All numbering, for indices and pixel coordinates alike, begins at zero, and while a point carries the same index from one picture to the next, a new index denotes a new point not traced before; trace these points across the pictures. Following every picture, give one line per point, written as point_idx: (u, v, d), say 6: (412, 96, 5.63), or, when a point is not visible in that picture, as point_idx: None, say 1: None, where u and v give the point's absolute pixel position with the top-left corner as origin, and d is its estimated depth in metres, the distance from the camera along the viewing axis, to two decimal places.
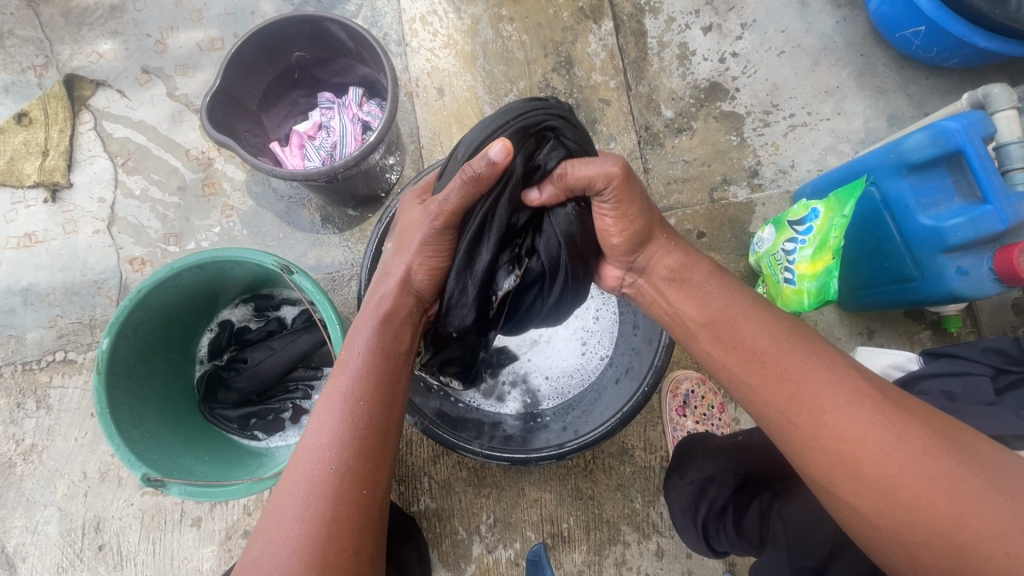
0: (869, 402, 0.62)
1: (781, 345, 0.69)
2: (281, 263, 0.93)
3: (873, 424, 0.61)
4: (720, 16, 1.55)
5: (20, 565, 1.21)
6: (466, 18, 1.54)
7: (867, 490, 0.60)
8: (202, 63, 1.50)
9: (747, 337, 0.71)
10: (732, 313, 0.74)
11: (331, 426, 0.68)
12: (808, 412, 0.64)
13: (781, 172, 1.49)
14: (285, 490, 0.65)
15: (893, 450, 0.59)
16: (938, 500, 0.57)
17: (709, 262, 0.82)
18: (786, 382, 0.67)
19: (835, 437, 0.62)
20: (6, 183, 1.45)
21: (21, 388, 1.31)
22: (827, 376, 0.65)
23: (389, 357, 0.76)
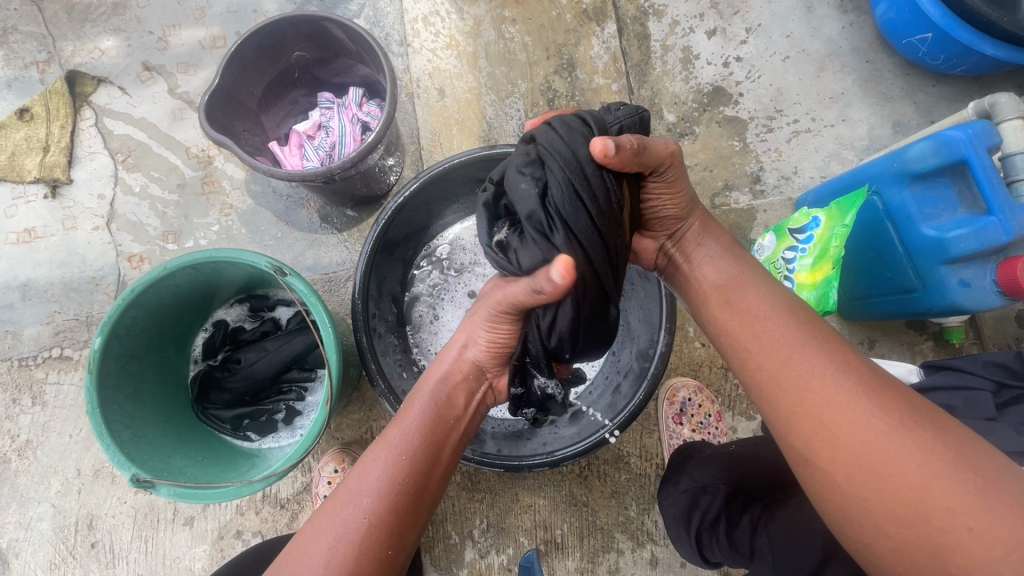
0: (853, 373, 0.63)
1: (783, 314, 0.72)
2: (274, 265, 0.92)
3: (854, 392, 0.61)
4: (725, 20, 1.54)
5: (13, 561, 1.21)
6: (469, 19, 1.53)
7: (841, 456, 0.59)
8: (204, 61, 1.49)
9: (752, 302, 0.75)
10: (732, 283, 0.79)
11: (373, 477, 0.68)
12: (796, 375, 0.65)
13: (784, 178, 1.47)
14: (317, 530, 0.65)
15: (872, 418, 0.59)
16: (905, 469, 0.55)
17: (729, 238, 0.87)
18: (780, 347, 0.68)
19: (818, 401, 0.62)
20: (6, 178, 1.45)
21: (17, 384, 1.31)
22: (818, 348, 0.66)
23: (441, 418, 0.78)
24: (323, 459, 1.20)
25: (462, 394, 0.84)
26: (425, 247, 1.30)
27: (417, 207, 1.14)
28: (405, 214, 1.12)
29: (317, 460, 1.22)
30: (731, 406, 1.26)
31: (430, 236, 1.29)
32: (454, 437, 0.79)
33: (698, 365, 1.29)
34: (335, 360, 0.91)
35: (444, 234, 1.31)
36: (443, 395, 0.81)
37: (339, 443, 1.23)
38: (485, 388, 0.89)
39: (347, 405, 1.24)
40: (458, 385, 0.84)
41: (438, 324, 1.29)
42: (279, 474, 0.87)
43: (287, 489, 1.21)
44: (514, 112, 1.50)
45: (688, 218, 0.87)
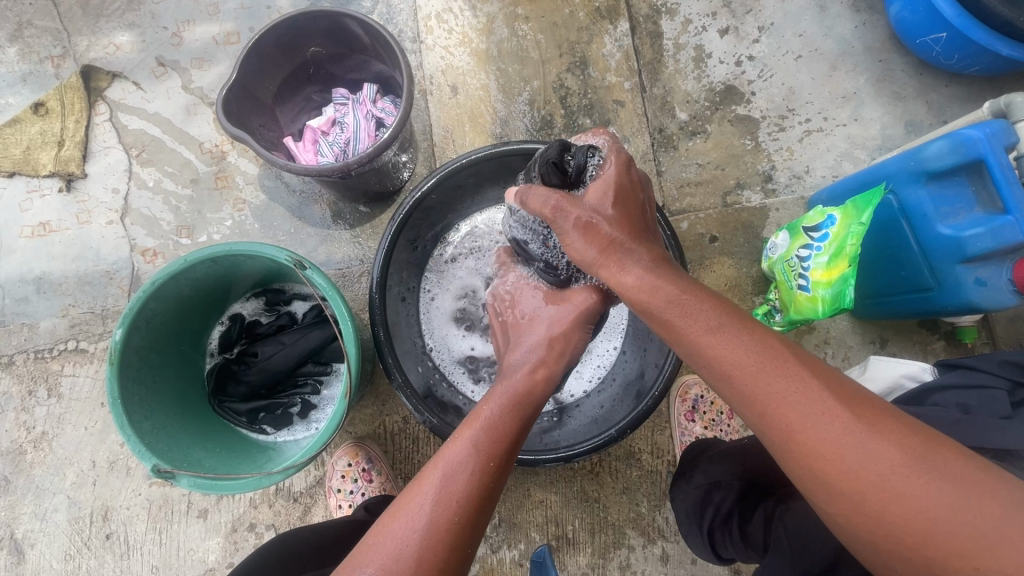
0: (839, 420, 0.58)
1: (749, 364, 0.63)
2: (294, 258, 0.92)
3: (842, 442, 0.57)
4: (737, 19, 1.54)
5: (28, 552, 1.22)
6: (482, 17, 1.53)
7: (838, 503, 0.58)
8: (217, 57, 1.50)
9: (716, 353, 0.65)
10: (691, 334, 0.67)
11: (459, 478, 0.68)
12: (777, 427, 0.61)
13: (795, 177, 1.47)
14: (399, 529, 0.65)
15: (864, 468, 0.56)
16: (905, 516, 0.54)
17: (676, 286, 0.70)
18: (755, 400, 0.62)
19: (804, 452, 0.59)
20: (21, 172, 1.46)
21: (33, 376, 1.32)
22: (794, 396, 0.60)
23: (517, 418, 0.77)
24: (337, 453, 1.21)
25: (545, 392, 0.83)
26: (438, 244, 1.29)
27: (432, 204, 1.15)
28: (422, 209, 1.13)
29: (331, 454, 1.23)
30: None
31: (442, 233, 1.28)
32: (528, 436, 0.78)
33: None
34: (354, 353, 0.92)
35: (456, 231, 1.31)
36: (525, 395, 0.79)
37: (352, 437, 1.24)
38: None
39: (361, 400, 1.25)
40: (543, 384, 0.82)
41: (450, 319, 1.29)
42: (298, 467, 0.87)
43: (300, 483, 1.22)
44: (527, 110, 1.50)
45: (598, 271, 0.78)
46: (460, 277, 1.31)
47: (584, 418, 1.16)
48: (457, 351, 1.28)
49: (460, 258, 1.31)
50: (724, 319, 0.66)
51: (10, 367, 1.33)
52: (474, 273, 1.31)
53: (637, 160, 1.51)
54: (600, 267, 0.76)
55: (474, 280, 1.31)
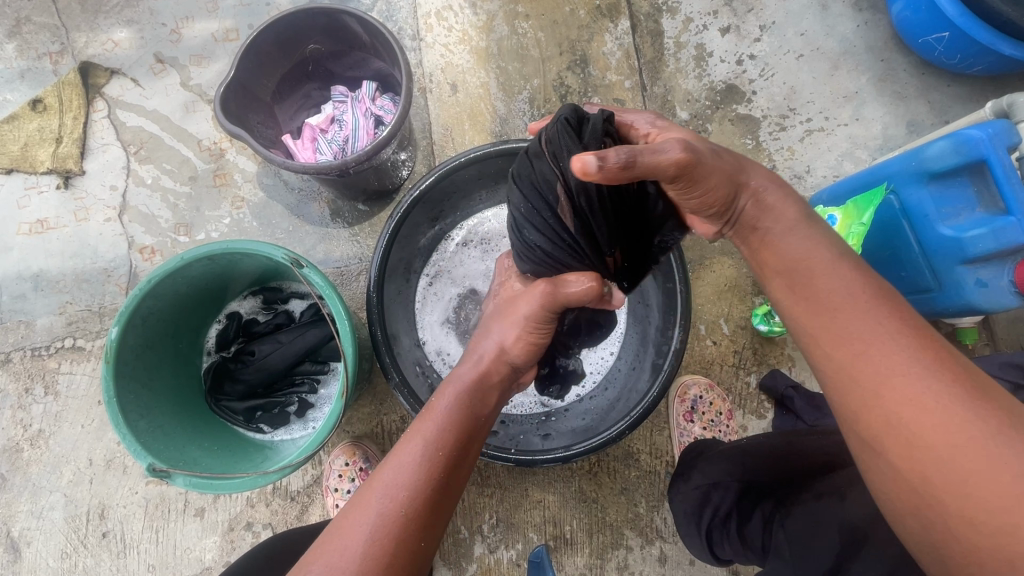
0: (945, 375, 0.58)
1: (861, 304, 0.64)
2: (291, 257, 0.92)
3: (943, 393, 0.57)
4: (739, 18, 1.53)
5: (24, 550, 1.22)
6: (482, 14, 1.52)
7: (921, 456, 0.56)
8: (216, 54, 1.49)
9: (829, 288, 0.67)
10: (812, 271, 0.69)
11: (407, 471, 0.68)
12: (871, 370, 0.61)
13: (796, 177, 1.47)
14: (348, 523, 0.64)
15: (964, 423, 0.55)
16: (987, 476, 0.53)
17: (794, 208, 0.76)
18: (854, 338, 0.63)
19: (895, 398, 0.58)
20: (19, 169, 1.45)
21: (30, 374, 1.31)
22: (907, 343, 0.60)
23: (472, 413, 0.78)
24: (334, 452, 1.21)
25: (496, 388, 0.83)
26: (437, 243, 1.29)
27: (431, 202, 1.14)
28: (422, 207, 1.12)
29: (328, 453, 1.22)
30: (742, 404, 1.26)
31: (442, 232, 1.28)
32: (483, 432, 0.79)
33: (710, 363, 1.29)
34: (351, 353, 0.92)
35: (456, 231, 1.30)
36: (479, 390, 0.80)
37: (349, 436, 1.23)
38: (511, 386, 0.88)
39: (359, 398, 1.24)
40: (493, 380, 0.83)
41: (448, 318, 1.29)
42: (295, 466, 0.87)
43: (297, 482, 1.22)
44: (527, 109, 1.49)
45: (735, 201, 0.76)
46: (459, 277, 1.31)
47: (584, 418, 1.15)
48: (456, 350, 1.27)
49: (460, 257, 1.31)
50: (843, 260, 0.69)
51: (7, 364, 1.33)
52: (472, 273, 1.31)
53: None
54: (739, 191, 0.75)
55: (474, 281, 1.31)
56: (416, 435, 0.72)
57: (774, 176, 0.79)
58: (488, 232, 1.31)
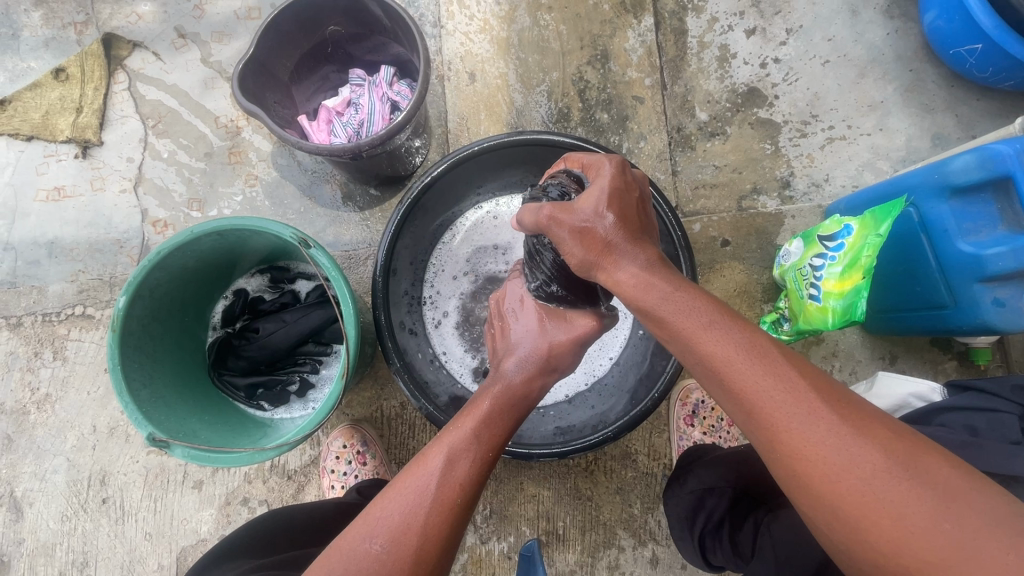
0: (824, 424, 0.56)
1: (740, 365, 0.60)
2: (299, 236, 0.91)
3: (826, 445, 0.55)
4: (765, 20, 1.50)
5: (26, 510, 1.22)
6: (505, 4, 1.51)
7: (819, 507, 0.56)
8: (238, 31, 1.50)
9: (707, 352, 0.62)
10: (683, 328, 0.64)
11: (467, 460, 0.70)
12: (763, 428, 0.58)
13: (814, 185, 1.44)
14: (392, 500, 0.66)
15: (846, 472, 0.54)
16: (881, 523, 0.52)
17: (669, 282, 0.68)
18: (741, 398, 0.60)
19: (787, 453, 0.57)
20: (40, 137, 1.48)
21: (39, 338, 1.31)
22: (783, 397, 0.58)
23: (511, 412, 0.79)
24: (332, 434, 1.21)
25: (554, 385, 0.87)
26: (448, 230, 1.29)
27: (441, 189, 1.13)
28: (435, 192, 1.12)
29: (327, 434, 1.23)
30: None
31: (451, 220, 1.27)
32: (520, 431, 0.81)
33: None
34: (354, 336, 0.92)
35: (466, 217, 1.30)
36: (523, 397, 0.81)
37: (349, 419, 1.24)
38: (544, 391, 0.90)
39: (360, 382, 1.24)
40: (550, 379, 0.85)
41: (454, 306, 1.29)
42: (292, 444, 0.87)
43: (295, 461, 1.23)
44: (544, 102, 1.48)
45: (595, 272, 0.74)
46: (470, 267, 1.30)
47: (581, 415, 1.15)
48: (460, 339, 1.27)
49: (465, 244, 1.30)
50: (716, 316, 0.64)
51: (18, 327, 1.33)
52: (476, 259, 1.31)
53: (653, 158, 1.48)
54: (597, 265, 0.74)
55: (488, 273, 1.30)
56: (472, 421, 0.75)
57: (647, 250, 0.72)
58: (496, 221, 1.31)
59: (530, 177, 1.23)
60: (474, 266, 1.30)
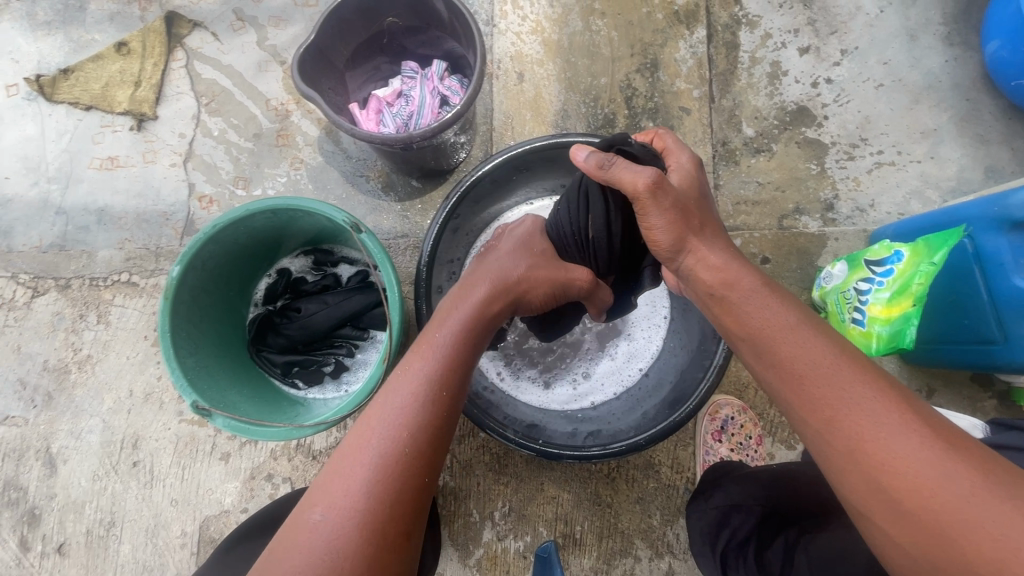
0: (916, 436, 0.57)
1: (826, 372, 0.63)
2: (351, 221, 0.93)
3: (916, 457, 0.56)
4: (820, 39, 1.49)
5: (60, 467, 1.25)
6: (558, 7, 1.52)
7: (907, 522, 0.56)
8: (295, 18, 1.54)
9: (790, 355, 0.66)
10: (768, 330, 0.69)
11: (412, 417, 0.68)
12: (847, 435, 0.60)
13: (859, 210, 1.42)
14: (352, 468, 0.63)
15: (939, 484, 0.54)
16: (978, 541, 0.52)
17: (753, 275, 0.75)
18: (824, 405, 0.62)
19: (874, 462, 0.58)
20: (98, 107, 1.53)
21: (86, 301, 1.35)
22: (871, 406, 0.60)
23: (462, 353, 0.77)
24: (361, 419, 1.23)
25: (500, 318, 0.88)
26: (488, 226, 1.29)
27: (489, 183, 1.14)
28: (484, 186, 1.13)
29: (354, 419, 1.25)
30: (773, 431, 1.23)
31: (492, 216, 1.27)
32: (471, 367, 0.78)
33: (744, 385, 1.26)
34: (396, 321, 0.92)
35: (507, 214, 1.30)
36: (472, 337, 0.80)
37: None
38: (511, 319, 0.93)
39: None
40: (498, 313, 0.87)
41: None
42: (329, 423, 0.88)
43: (321, 442, 1.24)
44: (590, 106, 1.49)
45: (680, 256, 0.80)
46: None
47: (611, 420, 1.14)
48: None
49: None
50: (804, 325, 0.68)
51: (66, 289, 1.37)
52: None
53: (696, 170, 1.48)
54: (684, 249, 0.79)
55: None
56: (417, 373, 0.72)
57: (730, 246, 0.80)
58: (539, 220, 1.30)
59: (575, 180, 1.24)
60: None
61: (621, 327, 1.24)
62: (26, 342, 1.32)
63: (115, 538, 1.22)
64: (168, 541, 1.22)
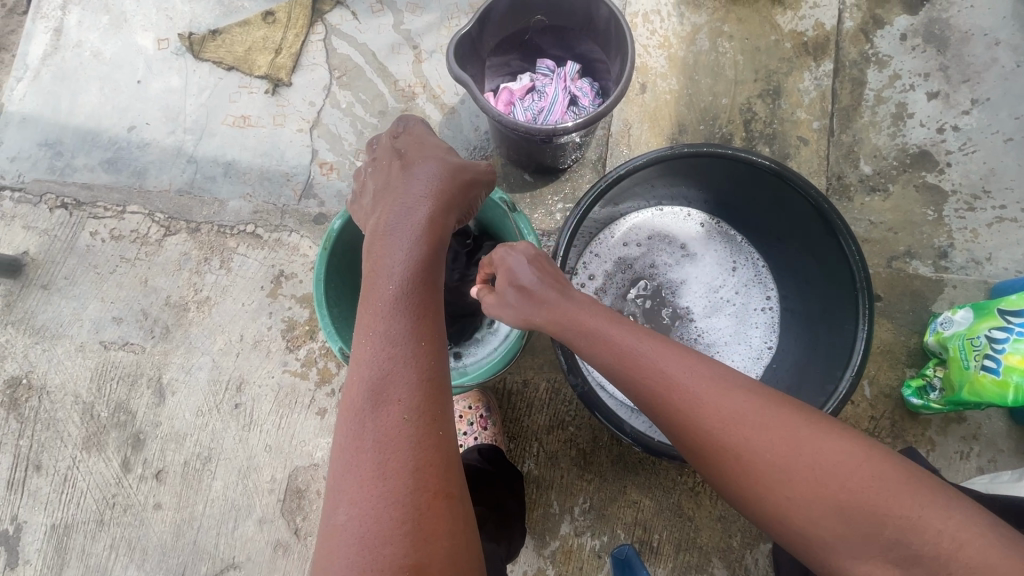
0: (786, 432, 0.64)
1: (711, 399, 0.68)
2: (507, 203, 1.10)
3: (800, 458, 0.62)
4: (951, 86, 1.48)
5: (169, 397, 1.33)
6: (687, 25, 1.55)
7: (825, 524, 0.60)
8: (431, 6, 1.61)
9: (686, 392, 0.70)
10: (641, 360, 0.73)
11: (387, 378, 0.68)
12: (748, 460, 0.64)
13: (974, 261, 1.39)
14: (360, 452, 0.64)
15: (827, 476, 0.61)
16: (881, 515, 0.58)
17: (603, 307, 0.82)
18: (725, 436, 0.66)
19: (775, 478, 0.63)
20: (238, 69, 1.62)
21: (210, 246, 1.43)
22: (750, 417, 0.66)
23: (407, 292, 0.75)
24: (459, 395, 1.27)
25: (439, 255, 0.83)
26: (616, 222, 1.31)
27: (634, 181, 1.13)
28: (631, 183, 1.14)
29: None
30: None
31: (625, 212, 1.28)
32: (428, 308, 0.75)
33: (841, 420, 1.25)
34: None
35: (638, 214, 1.32)
36: (412, 281, 0.76)
37: None
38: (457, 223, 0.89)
39: None
40: (429, 248, 0.81)
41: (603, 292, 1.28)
42: None
43: None
44: (708, 125, 1.50)
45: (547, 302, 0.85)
46: (626, 261, 1.32)
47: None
48: None
49: (628, 241, 1.32)
50: (673, 350, 0.74)
51: (194, 233, 1.45)
52: (645, 257, 1.32)
53: None
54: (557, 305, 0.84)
55: (641, 271, 1.32)
56: (371, 332, 0.71)
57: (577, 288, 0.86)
58: (672, 229, 1.33)
59: (707, 198, 1.26)
60: (635, 265, 1.32)
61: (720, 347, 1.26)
62: (153, 277, 1.41)
63: (209, 473, 1.28)
64: (258, 484, 1.27)
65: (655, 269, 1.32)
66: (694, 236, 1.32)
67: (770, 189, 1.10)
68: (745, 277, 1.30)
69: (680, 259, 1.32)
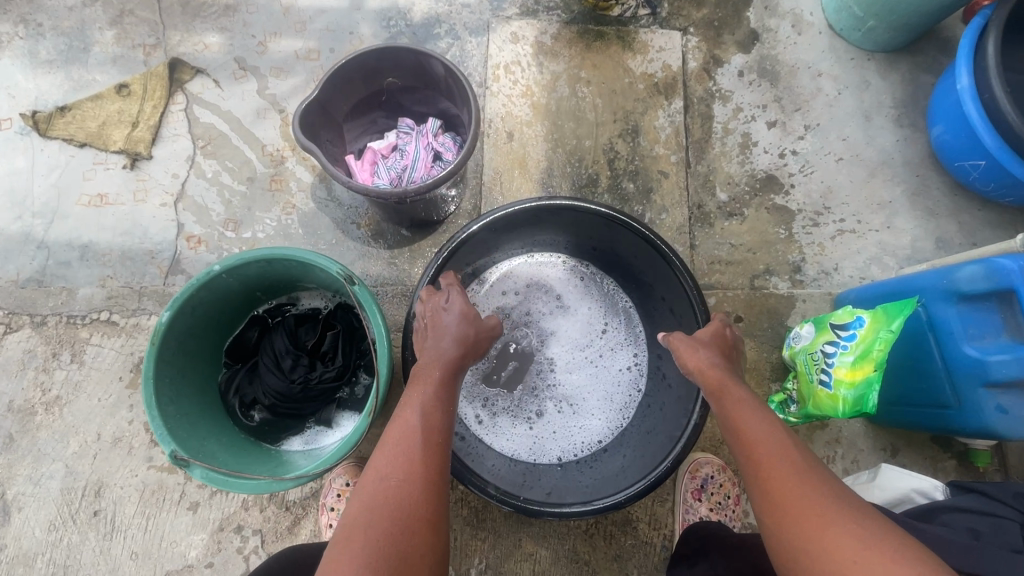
0: (820, 482, 0.74)
1: (766, 436, 0.80)
2: (345, 274, 0.95)
3: (828, 500, 0.71)
4: (786, 115, 1.63)
5: (14, 514, 1.20)
6: (547, 74, 1.63)
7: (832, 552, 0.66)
8: (296, 69, 1.61)
9: (740, 421, 0.83)
10: (727, 407, 0.87)
11: (436, 421, 0.86)
12: (781, 480, 0.75)
13: (823, 273, 1.51)
14: (403, 453, 0.80)
15: (844, 518, 0.69)
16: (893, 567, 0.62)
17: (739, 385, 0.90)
18: (764, 459, 0.78)
19: (802, 504, 0.71)
20: (92, 145, 1.54)
21: (61, 340, 1.33)
22: (785, 454, 0.78)
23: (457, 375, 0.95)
24: (337, 471, 1.22)
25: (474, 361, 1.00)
26: (489, 268, 1.32)
27: (487, 237, 1.15)
28: (485, 237, 1.14)
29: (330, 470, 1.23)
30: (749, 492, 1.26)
31: (495, 259, 1.30)
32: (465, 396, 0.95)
33: (719, 442, 1.29)
34: (384, 372, 0.95)
35: (510, 262, 1.34)
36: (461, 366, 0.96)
37: (356, 458, 1.24)
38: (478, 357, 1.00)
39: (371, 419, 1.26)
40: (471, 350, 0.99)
41: None
42: (311, 477, 0.87)
43: (295, 492, 1.20)
44: (574, 167, 1.57)
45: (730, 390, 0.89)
46: (503, 310, 1.33)
47: (564, 483, 1.13)
48: (478, 375, 1.28)
49: (505, 288, 1.34)
50: (744, 396, 0.87)
51: (40, 327, 1.35)
52: (523, 305, 1.34)
53: (673, 231, 1.55)
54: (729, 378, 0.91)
55: (520, 320, 1.33)
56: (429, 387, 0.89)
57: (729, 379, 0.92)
58: (544, 275, 1.35)
59: (574, 243, 1.27)
60: (513, 313, 1.33)
61: (586, 399, 1.28)
62: None
63: None
64: None
65: (530, 318, 1.33)
66: (567, 287, 1.35)
67: (626, 240, 1.13)
68: (616, 331, 1.32)
69: (552, 310, 1.34)
